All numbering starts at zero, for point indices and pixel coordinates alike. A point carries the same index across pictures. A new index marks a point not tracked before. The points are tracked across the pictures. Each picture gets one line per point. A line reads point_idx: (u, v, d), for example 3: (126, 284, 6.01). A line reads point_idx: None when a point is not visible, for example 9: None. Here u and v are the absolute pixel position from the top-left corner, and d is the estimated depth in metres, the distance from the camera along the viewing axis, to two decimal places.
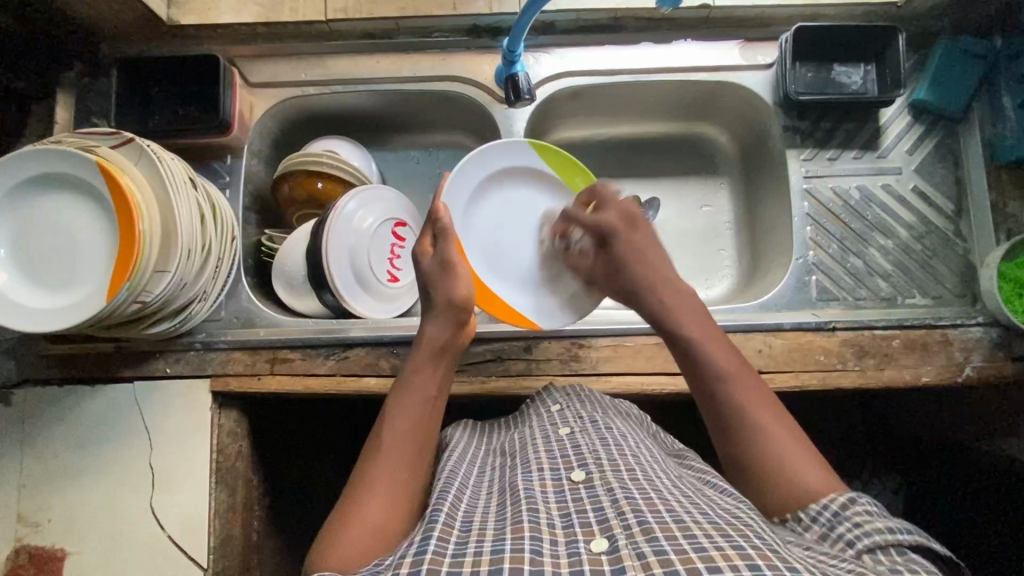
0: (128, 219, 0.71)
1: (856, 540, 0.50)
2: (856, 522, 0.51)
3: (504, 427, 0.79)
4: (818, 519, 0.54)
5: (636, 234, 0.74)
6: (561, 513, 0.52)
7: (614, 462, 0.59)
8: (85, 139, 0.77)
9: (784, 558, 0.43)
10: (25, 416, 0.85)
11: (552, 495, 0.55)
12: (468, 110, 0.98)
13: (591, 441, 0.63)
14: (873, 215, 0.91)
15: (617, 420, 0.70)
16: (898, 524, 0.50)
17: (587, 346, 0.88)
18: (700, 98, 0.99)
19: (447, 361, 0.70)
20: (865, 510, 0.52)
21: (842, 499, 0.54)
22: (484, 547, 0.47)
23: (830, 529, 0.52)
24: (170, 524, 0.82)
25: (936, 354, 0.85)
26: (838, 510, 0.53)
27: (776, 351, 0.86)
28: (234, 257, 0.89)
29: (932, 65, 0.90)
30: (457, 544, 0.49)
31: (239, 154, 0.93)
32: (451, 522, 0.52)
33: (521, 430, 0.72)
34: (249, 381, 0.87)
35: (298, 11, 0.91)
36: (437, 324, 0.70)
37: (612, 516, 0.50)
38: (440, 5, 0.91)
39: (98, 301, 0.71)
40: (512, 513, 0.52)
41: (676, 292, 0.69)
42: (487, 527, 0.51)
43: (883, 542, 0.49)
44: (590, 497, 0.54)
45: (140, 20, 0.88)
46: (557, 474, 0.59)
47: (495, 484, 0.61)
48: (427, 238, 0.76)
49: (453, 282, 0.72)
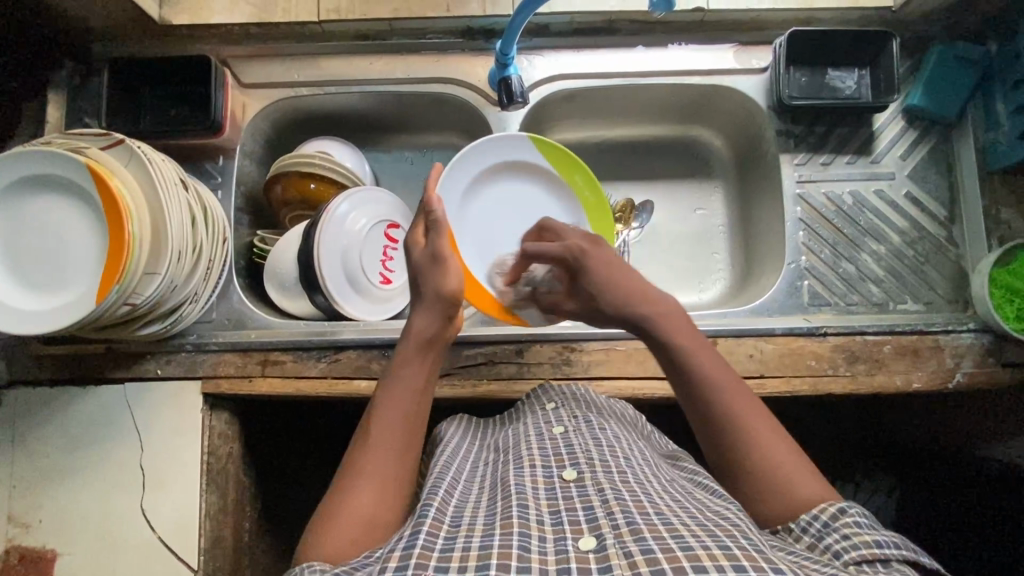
0: (118, 219, 0.70)
1: (843, 552, 0.49)
2: (844, 534, 0.50)
3: (501, 424, 0.78)
4: (808, 529, 0.52)
5: (598, 251, 0.71)
6: (551, 511, 0.52)
7: (605, 463, 0.58)
8: (75, 139, 0.76)
9: (770, 560, 0.43)
10: (16, 416, 0.85)
11: (543, 492, 0.55)
12: (461, 111, 0.98)
13: (583, 441, 0.63)
14: (866, 220, 0.91)
15: (612, 422, 0.70)
16: (887, 537, 0.49)
17: (578, 350, 0.88)
18: (695, 101, 0.99)
19: (435, 352, 0.68)
20: (854, 521, 0.51)
21: (832, 510, 0.52)
22: (472, 543, 0.47)
23: (818, 540, 0.51)
24: (160, 525, 0.82)
25: (927, 360, 0.85)
26: (828, 521, 0.52)
27: (767, 356, 0.86)
28: (225, 258, 0.89)
29: (926, 70, 0.90)
30: (446, 538, 0.49)
31: (232, 155, 0.93)
32: (441, 517, 0.52)
33: (516, 427, 0.72)
34: (240, 383, 0.87)
35: (290, 11, 0.90)
36: (425, 316, 0.68)
37: (601, 515, 0.50)
38: (433, 7, 0.91)
39: (89, 300, 0.70)
40: (503, 509, 0.52)
41: (660, 295, 0.67)
42: (476, 523, 0.51)
43: (870, 555, 0.47)
44: (580, 495, 0.54)
45: (131, 20, 0.88)
46: (548, 471, 0.58)
47: (487, 479, 0.61)
48: (418, 231, 0.74)
49: (444, 273, 0.70)
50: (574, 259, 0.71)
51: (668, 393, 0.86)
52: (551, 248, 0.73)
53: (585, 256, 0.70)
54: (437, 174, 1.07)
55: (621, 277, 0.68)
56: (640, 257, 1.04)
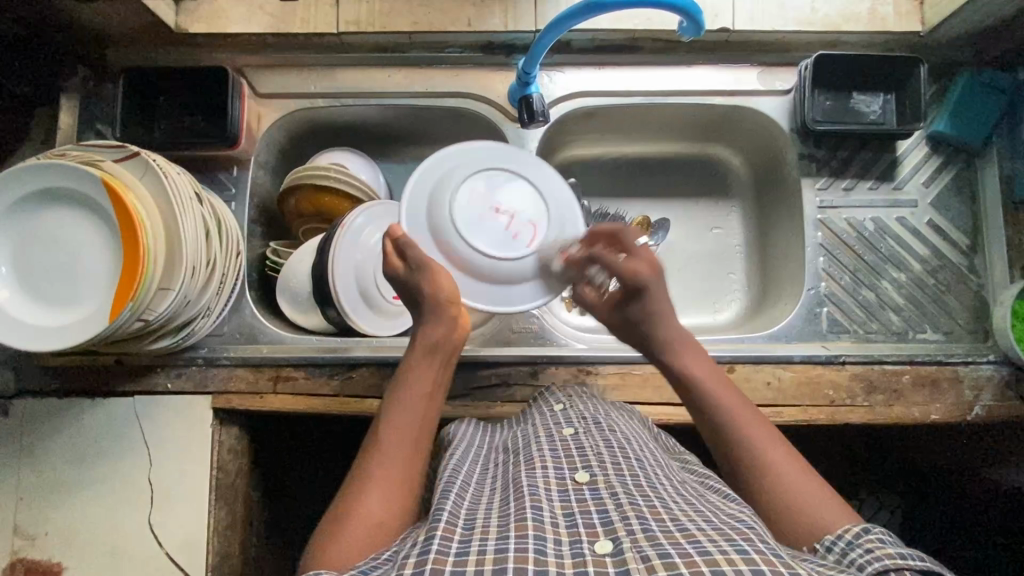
0: (131, 233, 0.69)
1: (866, 564, 0.48)
2: (868, 549, 0.49)
3: (509, 425, 0.76)
4: (833, 548, 0.51)
5: (661, 283, 0.70)
6: (565, 513, 0.50)
7: (619, 465, 0.56)
8: (89, 151, 0.75)
9: (788, 565, 0.42)
10: (23, 428, 0.84)
11: (555, 494, 0.52)
12: (480, 126, 0.96)
13: (595, 442, 0.61)
14: (887, 248, 0.90)
15: (621, 422, 0.68)
16: (911, 551, 0.48)
17: (594, 373, 0.87)
18: (715, 120, 0.97)
19: (446, 359, 0.70)
20: (878, 537, 0.50)
21: (856, 530, 0.52)
22: (487, 545, 0.45)
23: (844, 556, 0.50)
24: (167, 540, 0.81)
25: (946, 391, 0.85)
26: (851, 539, 0.51)
27: (785, 383, 0.85)
28: (238, 274, 0.87)
29: (952, 98, 0.89)
30: (461, 541, 0.46)
31: (246, 166, 0.91)
32: (455, 521, 0.49)
33: (524, 427, 0.69)
34: (251, 399, 0.86)
35: (309, 22, 0.89)
36: (431, 323, 0.68)
37: (616, 519, 0.48)
38: (454, 21, 0.89)
39: (102, 319, 0.69)
40: (517, 510, 0.50)
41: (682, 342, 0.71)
42: (490, 525, 0.49)
43: (895, 565, 0.46)
44: (594, 498, 0.52)
45: (147, 25, 0.86)
46: (561, 473, 0.56)
47: (498, 482, 0.58)
48: (394, 262, 0.69)
49: (430, 282, 0.67)
50: (650, 288, 0.70)
51: (685, 419, 0.85)
52: (630, 271, 0.70)
53: (647, 287, 0.70)
54: None
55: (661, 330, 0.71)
56: None
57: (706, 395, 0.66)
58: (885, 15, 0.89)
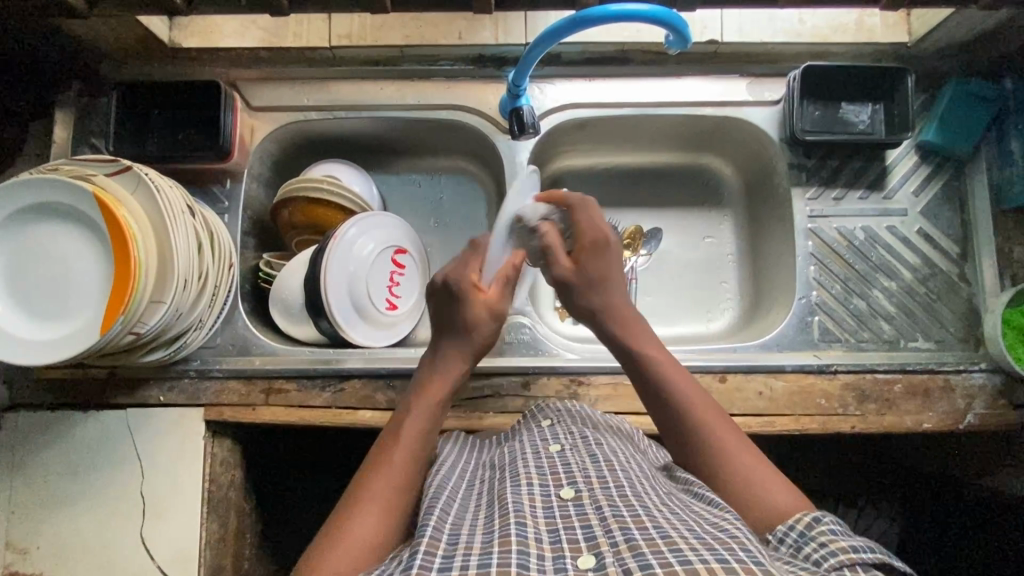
0: (122, 246, 0.69)
1: (822, 560, 0.48)
2: (821, 542, 0.49)
3: (495, 442, 0.75)
4: (786, 540, 0.52)
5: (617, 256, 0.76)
6: (549, 528, 0.50)
7: (603, 478, 0.56)
8: (81, 166, 0.76)
9: (768, 572, 0.42)
10: (16, 441, 0.84)
11: (540, 511, 0.52)
12: (471, 137, 0.97)
13: (580, 457, 0.61)
14: (878, 256, 0.90)
15: (609, 438, 0.68)
16: (860, 542, 0.49)
17: (586, 383, 0.87)
18: (706, 130, 0.98)
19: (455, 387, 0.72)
20: (829, 528, 0.50)
21: (808, 520, 0.52)
22: (470, 561, 0.45)
23: (797, 549, 0.50)
24: (159, 554, 0.81)
25: (937, 400, 0.85)
26: (804, 530, 0.51)
27: (777, 393, 0.85)
28: (231, 287, 0.88)
29: (940, 107, 0.89)
30: (444, 557, 0.46)
31: (239, 179, 0.92)
32: (438, 536, 0.49)
33: (511, 443, 0.69)
34: (244, 412, 0.86)
35: (302, 36, 0.91)
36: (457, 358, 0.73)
37: (599, 533, 0.48)
38: (446, 34, 0.91)
39: (93, 333, 0.69)
40: (500, 526, 0.50)
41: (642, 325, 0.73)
42: (474, 540, 0.49)
43: (848, 560, 0.47)
44: (578, 514, 0.51)
45: (140, 39, 0.87)
46: (545, 489, 0.56)
47: (483, 498, 0.58)
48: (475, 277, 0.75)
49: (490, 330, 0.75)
50: (609, 248, 0.75)
51: None
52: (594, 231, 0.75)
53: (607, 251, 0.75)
54: (445, 197, 1.05)
55: (616, 300, 0.74)
56: (646, 285, 1.03)
57: (668, 385, 0.67)
58: (872, 26, 0.91)
